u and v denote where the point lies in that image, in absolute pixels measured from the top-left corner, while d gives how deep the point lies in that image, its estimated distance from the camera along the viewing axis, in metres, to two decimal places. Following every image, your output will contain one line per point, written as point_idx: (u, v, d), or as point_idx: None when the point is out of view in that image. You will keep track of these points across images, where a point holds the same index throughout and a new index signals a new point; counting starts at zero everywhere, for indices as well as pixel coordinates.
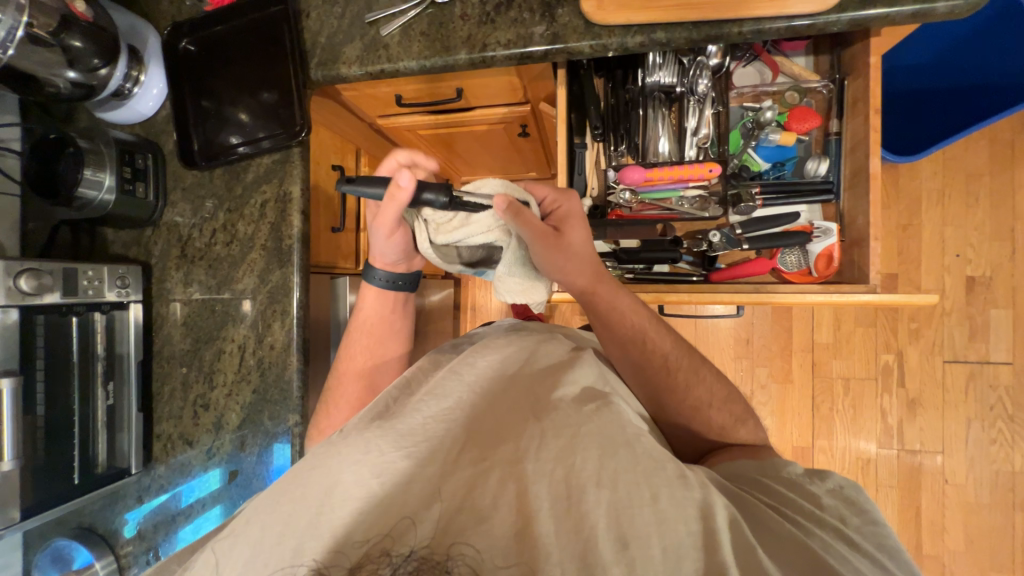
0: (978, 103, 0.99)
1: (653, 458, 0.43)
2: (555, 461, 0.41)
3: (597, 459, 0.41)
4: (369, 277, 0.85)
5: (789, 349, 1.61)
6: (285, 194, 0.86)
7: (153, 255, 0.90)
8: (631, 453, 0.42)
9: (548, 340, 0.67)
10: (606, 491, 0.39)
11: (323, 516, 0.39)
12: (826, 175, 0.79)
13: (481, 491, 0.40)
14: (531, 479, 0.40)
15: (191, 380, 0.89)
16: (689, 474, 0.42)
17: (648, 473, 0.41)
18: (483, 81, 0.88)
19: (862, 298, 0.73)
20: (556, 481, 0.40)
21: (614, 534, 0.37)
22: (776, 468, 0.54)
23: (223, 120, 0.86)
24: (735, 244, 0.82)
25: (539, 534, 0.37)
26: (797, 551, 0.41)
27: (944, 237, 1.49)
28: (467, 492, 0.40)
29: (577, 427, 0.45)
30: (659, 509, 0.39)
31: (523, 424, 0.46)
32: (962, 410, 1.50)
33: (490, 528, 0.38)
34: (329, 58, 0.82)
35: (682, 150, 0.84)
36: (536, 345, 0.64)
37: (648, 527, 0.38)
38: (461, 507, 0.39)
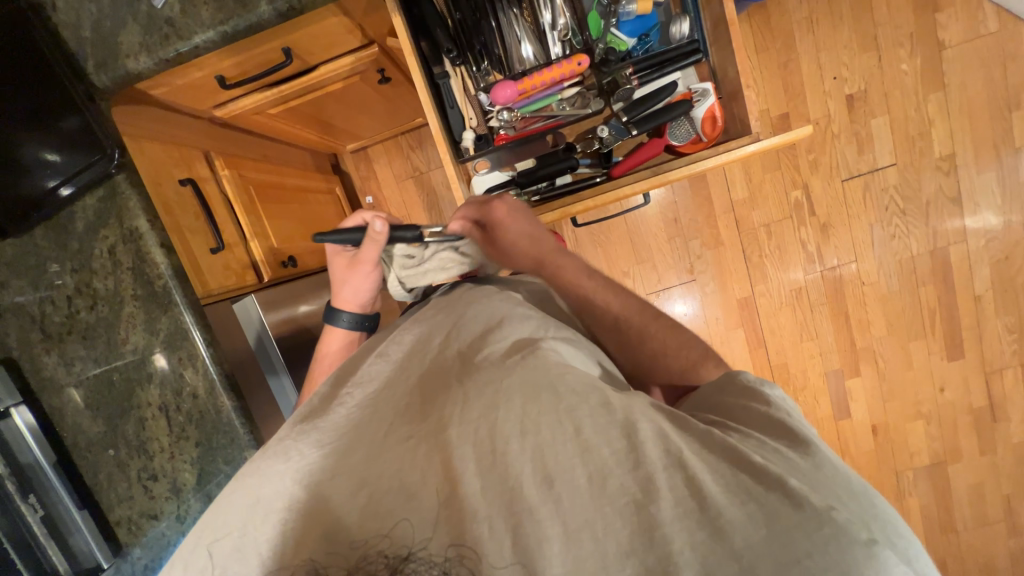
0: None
1: (580, 391, 0.43)
2: (479, 419, 0.42)
3: (520, 407, 0.41)
4: (332, 322, 0.77)
5: (712, 215, 1.69)
6: (132, 232, 0.74)
7: (12, 345, 0.77)
8: (553, 393, 0.42)
9: (474, 301, 0.64)
10: (530, 436, 0.40)
11: (257, 532, 0.40)
12: (690, 35, 0.77)
13: (407, 468, 0.40)
14: (455, 443, 0.41)
15: (125, 458, 0.81)
16: (613, 400, 0.43)
17: (574, 409, 0.41)
18: (310, 32, 0.76)
19: (750, 149, 0.74)
20: (479, 439, 0.40)
21: (539, 475, 0.38)
22: (732, 380, 0.51)
23: (15, 165, 0.67)
24: (624, 133, 0.80)
25: (467, 494, 0.38)
26: (733, 459, 0.38)
27: (821, 63, 1.55)
28: (393, 472, 0.41)
29: (499, 380, 0.45)
30: (583, 440, 0.39)
31: (448, 392, 0.47)
32: (865, 219, 1.67)
33: (419, 500, 0.39)
34: (109, 55, 0.68)
35: (546, 50, 0.78)
36: (460, 311, 0.62)
37: (572, 458, 0.38)
38: (388, 489, 0.40)
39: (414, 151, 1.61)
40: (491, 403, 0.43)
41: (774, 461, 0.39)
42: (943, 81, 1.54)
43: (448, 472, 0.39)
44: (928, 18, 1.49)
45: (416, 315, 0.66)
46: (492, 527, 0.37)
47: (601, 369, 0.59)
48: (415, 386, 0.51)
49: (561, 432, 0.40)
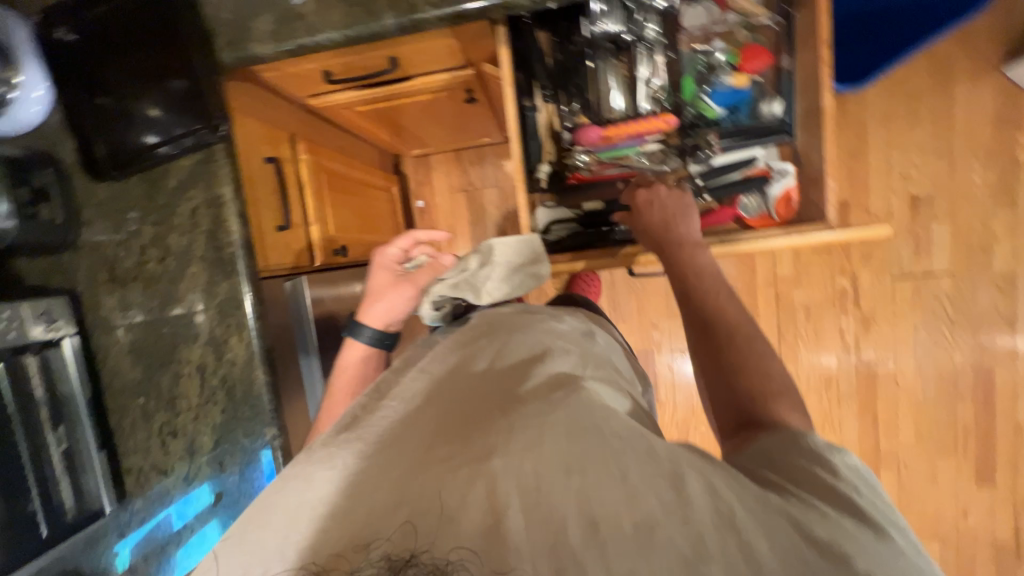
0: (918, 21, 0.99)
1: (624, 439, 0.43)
2: (524, 452, 0.41)
3: (565, 444, 0.41)
4: (353, 334, 0.77)
5: (753, 286, 1.67)
6: (216, 197, 0.79)
7: (79, 280, 0.81)
8: (597, 435, 0.42)
9: (525, 329, 0.63)
10: (575, 477, 0.39)
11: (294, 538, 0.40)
12: (780, 116, 0.78)
13: (448, 491, 0.39)
14: (499, 474, 0.40)
15: (151, 410, 0.83)
16: (659, 449, 0.42)
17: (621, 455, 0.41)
18: (419, 47, 0.81)
19: (822, 237, 0.74)
20: (525, 472, 0.39)
21: (585, 519, 0.36)
22: (796, 437, 0.46)
23: (127, 117, 0.74)
24: (696, 195, 0.80)
25: (509, 531, 0.36)
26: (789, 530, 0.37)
27: (890, 159, 1.54)
28: (434, 494, 0.40)
29: (544, 415, 0.45)
30: (629, 488, 0.38)
31: (492, 420, 0.47)
32: (910, 320, 1.62)
33: (458, 527, 0.37)
34: (239, 36, 0.73)
35: (636, 104, 0.80)
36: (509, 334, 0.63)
37: (619, 506, 0.37)
38: (427, 509, 0.39)
39: (473, 166, 1.66)
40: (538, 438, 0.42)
41: (837, 536, 0.37)
42: (1014, 199, 1.51)
43: (492, 503, 0.38)
44: (1008, 136, 1.48)
45: (462, 334, 0.67)
46: (534, 565, 0.35)
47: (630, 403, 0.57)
48: (458, 409, 0.52)
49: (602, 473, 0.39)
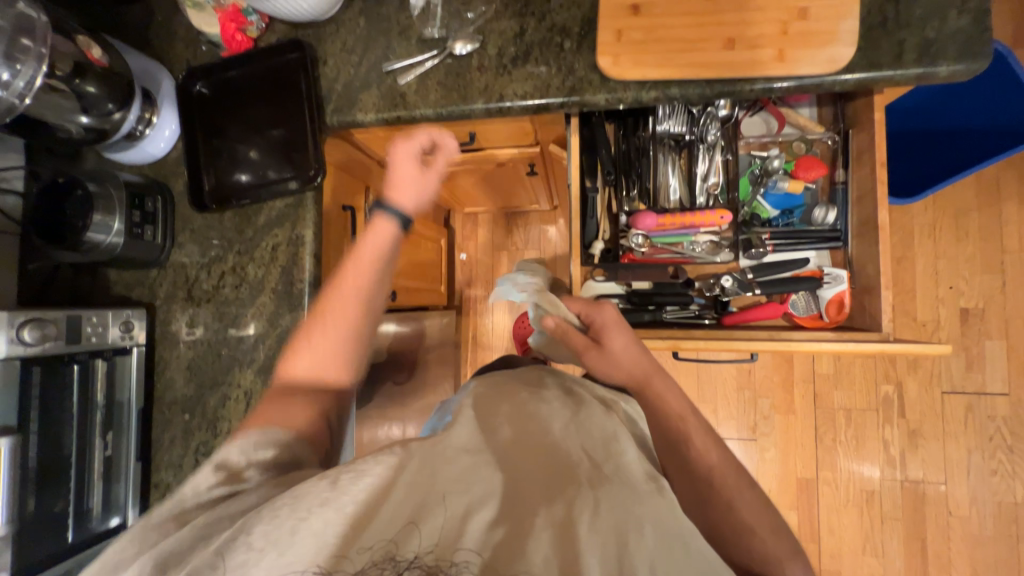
0: (969, 147, 1.03)
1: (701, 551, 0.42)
2: (612, 534, 0.40)
3: (653, 545, 0.41)
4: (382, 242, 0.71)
5: (790, 380, 1.62)
6: (298, 238, 0.86)
7: (158, 295, 0.88)
8: (686, 550, 0.41)
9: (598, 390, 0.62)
10: None
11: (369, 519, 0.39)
12: (834, 223, 0.81)
13: (534, 545, 0.39)
14: (584, 545, 0.39)
15: (193, 427, 0.86)
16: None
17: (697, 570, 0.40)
18: (497, 126, 0.90)
19: (875, 347, 0.73)
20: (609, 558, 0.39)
21: None
22: None
23: (233, 157, 0.86)
24: (746, 288, 0.83)
25: None
26: None
27: (937, 269, 1.53)
28: (519, 543, 0.39)
29: (637, 503, 0.43)
30: None
31: (580, 478, 0.45)
32: (962, 440, 1.52)
33: None
34: (345, 104, 0.83)
35: (692, 196, 0.85)
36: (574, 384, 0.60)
37: None
38: (510, 554, 0.38)
39: (518, 228, 1.74)
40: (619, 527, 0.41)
41: None
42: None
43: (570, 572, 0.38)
44: None
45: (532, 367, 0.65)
46: None
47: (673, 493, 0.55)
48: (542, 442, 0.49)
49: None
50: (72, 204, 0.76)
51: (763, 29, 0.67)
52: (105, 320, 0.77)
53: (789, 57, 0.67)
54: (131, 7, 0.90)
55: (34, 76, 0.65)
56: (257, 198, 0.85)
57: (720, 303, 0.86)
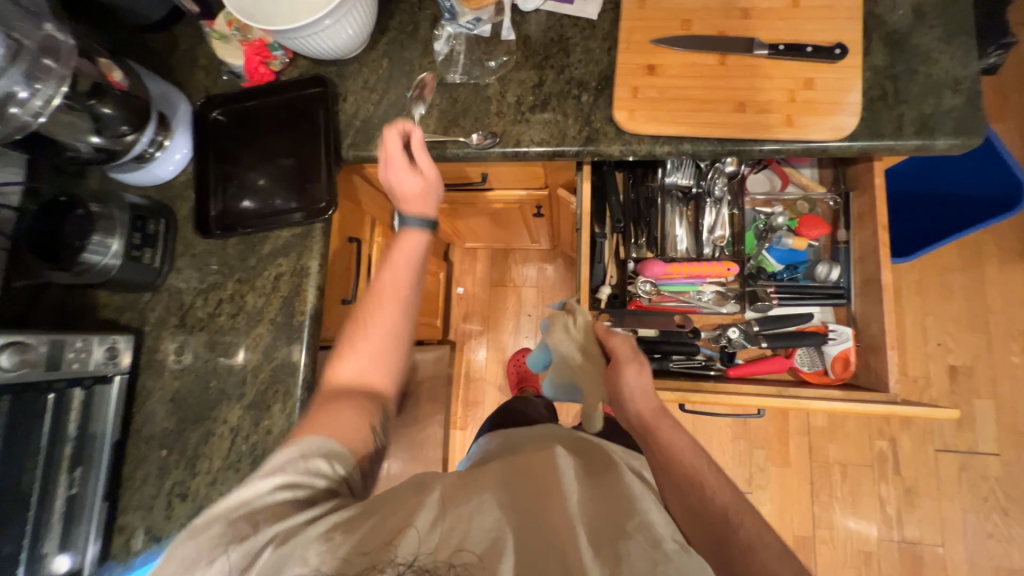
0: (957, 214, 1.08)
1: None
2: None
3: None
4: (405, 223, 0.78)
5: (785, 431, 1.60)
6: (302, 268, 0.84)
7: (148, 320, 0.84)
8: None
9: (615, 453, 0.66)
10: None
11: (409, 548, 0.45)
12: (837, 280, 0.82)
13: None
14: None
15: (171, 465, 0.80)
16: None
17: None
18: (510, 170, 0.92)
19: (883, 408, 0.72)
20: None
21: None
22: None
23: (244, 185, 0.85)
24: (753, 341, 0.83)
25: None
26: None
27: (926, 326, 1.56)
28: None
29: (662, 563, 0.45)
30: None
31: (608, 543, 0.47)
32: (958, 501, 1.50)
33: None
34: (362, 139, 0.84)
35: (699, 247, 0.87)
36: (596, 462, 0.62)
37: None
38: None
39: (517, 264, 1.75)
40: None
41: None
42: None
43: None
44: None
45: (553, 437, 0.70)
46: None
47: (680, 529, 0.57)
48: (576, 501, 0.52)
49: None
50: (71, 223, 0.73)
51: (773, 95, 0.71)
52: (88, 347, 0.73)
53: (797, 123, 0.70)
54: (156, 34, 0.91)
55: (51, 96, 0.64)
56: (264, 227, 0.83)
57: (727, 356, 0.85)
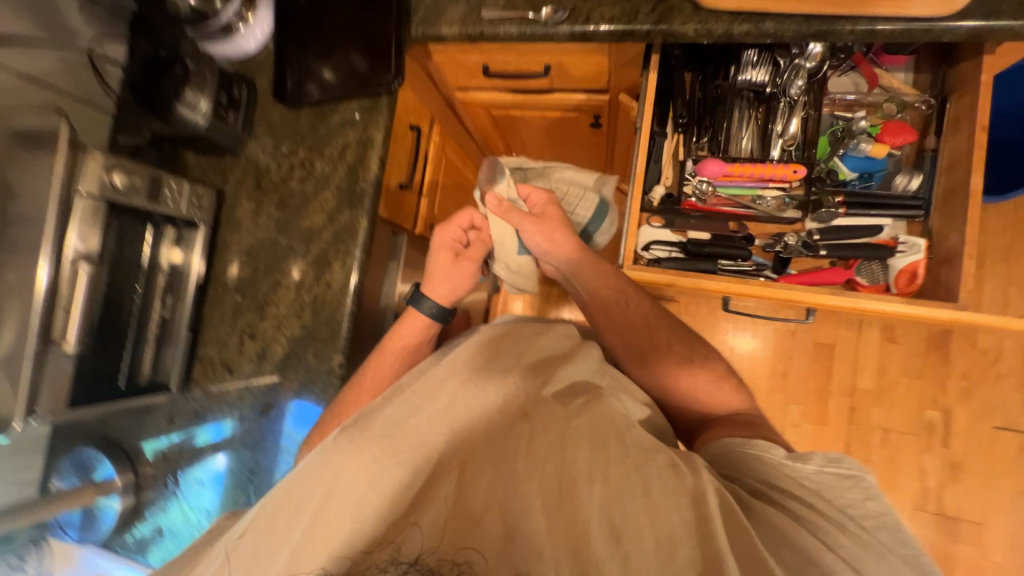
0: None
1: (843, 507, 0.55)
2: (551, 457, 0.51)
3: (589, 454, 0.51)
4: (416, 303, 0.86)
5: (825, 390, 1.50)
6: (367, 139, 0.87)
7: (227, 182, 0.92)
8: (621, 444, 0.53)
9: (545, 335, 0.78)
10: (598, 486, 0.49)
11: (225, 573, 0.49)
12: (916, 191, 0.78)
13: (472, 494, 0.49)
14: (522, 480, 0.49)
15: (243, 308, 0.89)
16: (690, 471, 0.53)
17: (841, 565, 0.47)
18: (573, 60, 0.92)
19: (946, 313, 0.70)
20: (587, 460, 0.51)
21: (609, 527, 0.46)
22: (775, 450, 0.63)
23: (306, 75, 0.89)
24: (812, 249, 0.81)
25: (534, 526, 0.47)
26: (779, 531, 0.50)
27: (1008, 297, 1.36)
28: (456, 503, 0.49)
29: (567, 420, 0.56)
30: (650, 499, 0.49)
31: (513, 432, 0.54)
32: (1009, 481, 1.38)
33: (482, 529, 0.47)
34: (432, 15, 0.85)
35: (766, 150, 0.83)
36: (578, 355, 0.75)
37: (641, 516, 0.48)
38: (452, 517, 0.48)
39: None
40: (667, 540, 0.47)
41: (824, 506, 0.54)
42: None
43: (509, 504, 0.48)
44: None
45: (456, 359, 0.68)
46: (588, 489, 0.48)
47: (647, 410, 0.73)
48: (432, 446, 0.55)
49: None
50: (169, 80, 0.80)
51: None
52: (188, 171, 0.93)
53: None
54: None
55: None
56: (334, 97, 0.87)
57: (747, 241, 0.85)
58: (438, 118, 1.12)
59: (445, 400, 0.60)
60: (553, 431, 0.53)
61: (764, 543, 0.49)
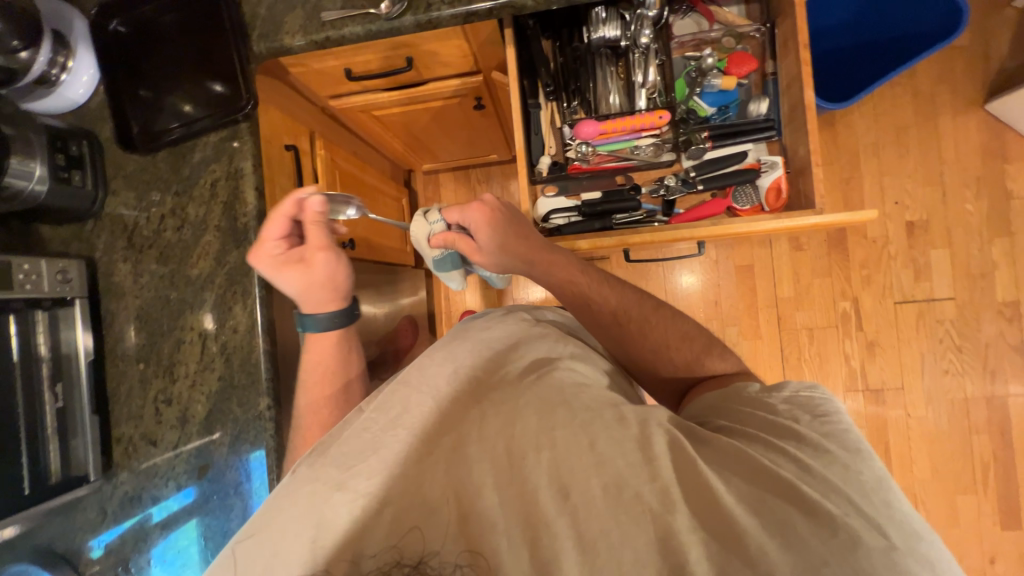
0: (871, 68, 1.22)
1: (803, 424, 0.54)
2: (498, 434, 0.48)
3: (536, 422, 0.50)
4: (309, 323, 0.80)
5: (754, 306, 1.62)
6: (237, 171, 0.83)
7: (97, 248, 0.85)
8: (565, 409, 0.51)
9: (498, 321, 0.75)
10: (545, 452, 0.47)
11: None
12: (766, 113, 0.84)
13: (431, 483, 0.45)
14: (474, 459, 0.46)
15: (150, 376, 0.84)
16: (629, 416, 0.52)
17: (797, 477, 0.46)
18: (433, 48, 0.91)
19: (809, 220, 0.78)
20: (536, 429, 0.49)
21: (556, 488, 0.45)
22: (739, 392, 0.64)
23: (155, 112, 0.82)
24: (691, 185, 0.86)
25: (487, 507, 0.43)
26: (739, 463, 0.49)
27: (883, 186, 1.51)
28: (417, 489, 0.45)
29: (515, 397, 0.53)
30: (597, 452, 0.47)
31: (466, 412, 0.52)
32: (915, 345, 1.55)
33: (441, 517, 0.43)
34: (272, 29, 0.81)
35: (632, 103, 0.87)
36: (524, 326, 0.75)
37: (589, 472, 0.46)
38: (412, 505, 0.43)
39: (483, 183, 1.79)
40: (616, 483, 0.45)
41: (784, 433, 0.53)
42: (1007, 227, 1.49)
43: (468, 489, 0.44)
44: (997, 167, 1.47)
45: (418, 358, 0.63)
46: (538, 457, 0.46)
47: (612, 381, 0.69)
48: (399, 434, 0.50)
49: (818, 523, 0.42)
50: None
51: None
52: (48, 243, 0.85)
53: None
54: None
55: None
56: (189, 134, 0.81)
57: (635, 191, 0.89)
58: (319, 132, 1.08)
59: (406, 393, 0.55)
60: (500, 411, 0.51)
61: (722, 471, 0.49)
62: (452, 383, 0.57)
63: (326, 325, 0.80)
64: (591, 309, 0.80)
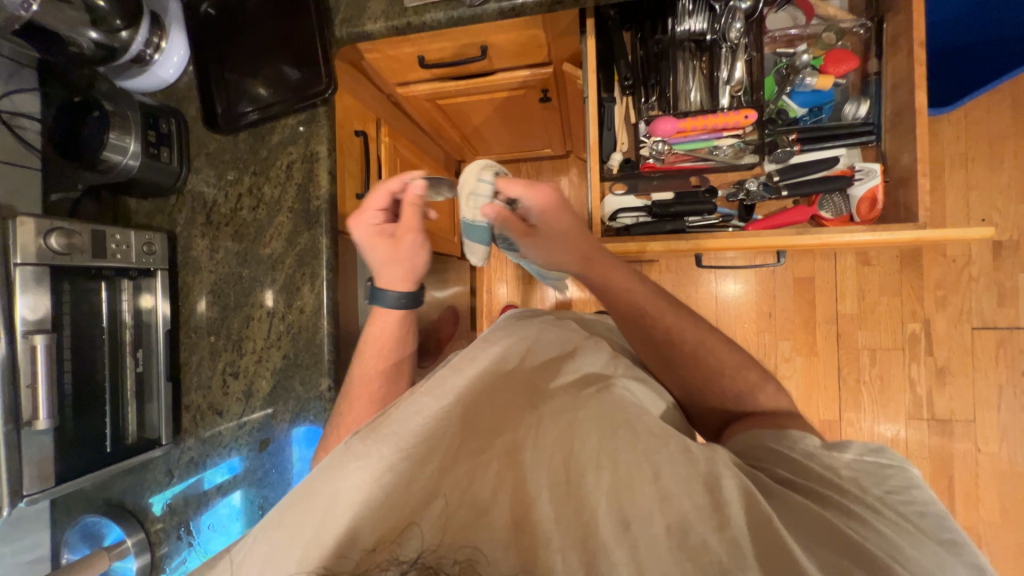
0: (976, 72, 1.11)
1: (870, 488, 0.49)
2: (556, 446, 0.47)
3: (597, 439, 0.48)
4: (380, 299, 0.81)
5: (812, 321, 1.53)
6: (312, 155, 0.84)
7: (177, 223, 0.89)
8: (629, 432, 0.50)
9: (546, 329, 0.73)
10: (606, 472, 0.45)
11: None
12: (866, 116, 0.80)
13: (481, 482, 0.43)
14: (529, 466, 0.45)
15: (219, 348, 0.87)
16: (694, 450, 0.49)
17: (869, 545, 0.42)
18: (507, 37, 0.89)
19: (908, 233, 0.72)
20: (595, 445, 0.47)
21: (616, 516, 0.42)
22: (796, 440, 0.58)
23: (236, 94, 0.84)
24: (773, 192, 0.82)
25: (539, 517, 0.41)
26: (804, 518, 0.45)
27: (970, 202, 1.39)
28: (467, 485, 0.43)
29: (574, 411, 0.52)
30: (662, 485, 0.44)
31: (523, 418, 0.51)
32: (993, 375, 1.43)
33: (490, 520, 0.41)
34: (354, 14, 0.82)
35: (715, 100, 0.82)
36: (570, 337, 0.73)
37: (651, 502, 0.43)
38: (461, 502, 0.42)
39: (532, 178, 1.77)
40: (680, 523, 0.42)
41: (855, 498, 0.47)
42: None
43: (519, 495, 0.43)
44: None
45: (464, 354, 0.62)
46: (596, 476, 0.44)
47: (669, 406, 0.68)
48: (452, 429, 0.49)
49: None
50: (89, 126, 0.74)
51: None
52: (134, 215, 0.90)
53: None
54: None
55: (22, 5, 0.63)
56: (271, 115, 0.83)
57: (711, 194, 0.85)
58: (385, 119, 1.09)
59: (462, 390, 0.55)
60: (561, 420, 0.50)
61: (788, 528, 0.45)
62: (507, 387, 0.57)
63: (396, 306, 0.81)
64: (659, 314, 0.77)
